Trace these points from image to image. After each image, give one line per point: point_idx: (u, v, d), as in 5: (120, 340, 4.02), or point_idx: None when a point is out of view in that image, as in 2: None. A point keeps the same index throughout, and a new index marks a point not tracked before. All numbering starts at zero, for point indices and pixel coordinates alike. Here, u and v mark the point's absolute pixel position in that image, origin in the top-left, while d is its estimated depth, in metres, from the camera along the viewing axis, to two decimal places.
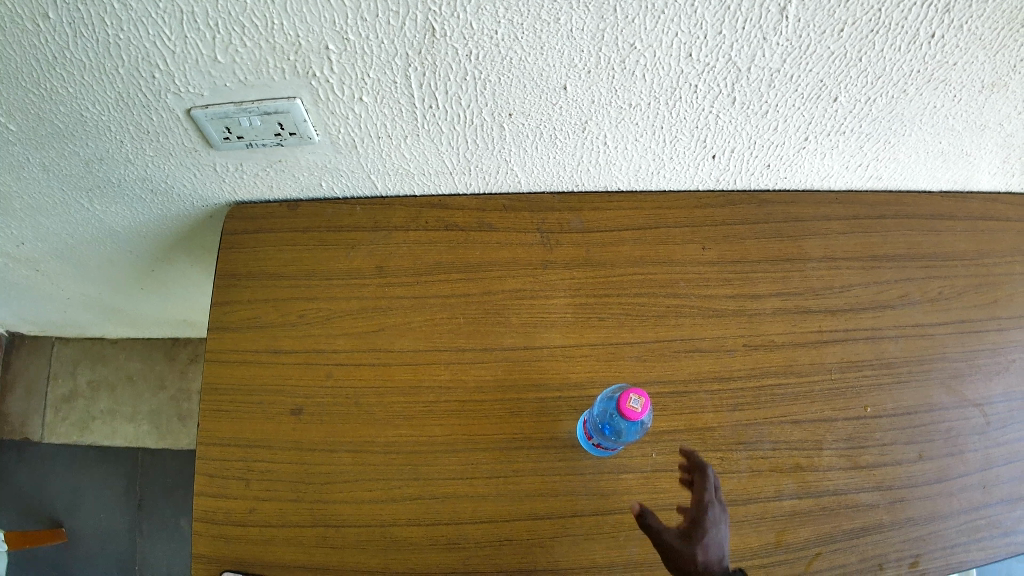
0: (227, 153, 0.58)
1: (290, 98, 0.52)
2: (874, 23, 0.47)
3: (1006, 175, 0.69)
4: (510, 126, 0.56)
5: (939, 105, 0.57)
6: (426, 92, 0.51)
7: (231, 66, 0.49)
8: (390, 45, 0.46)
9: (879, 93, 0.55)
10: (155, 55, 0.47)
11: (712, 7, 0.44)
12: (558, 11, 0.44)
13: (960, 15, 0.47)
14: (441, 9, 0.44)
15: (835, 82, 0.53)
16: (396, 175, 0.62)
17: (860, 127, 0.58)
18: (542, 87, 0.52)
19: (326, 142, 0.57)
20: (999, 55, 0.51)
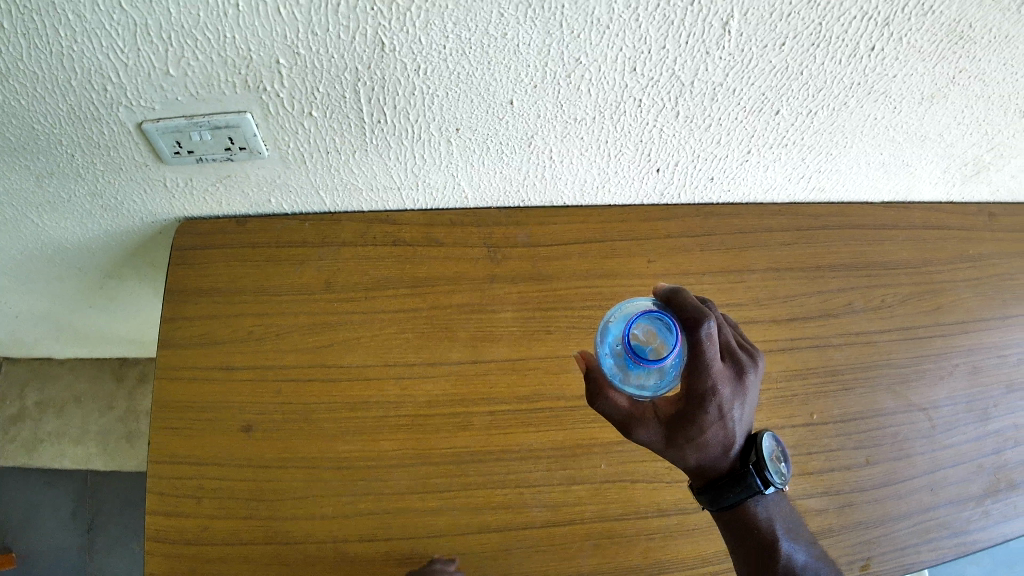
0: (178, 168, 0.58)
1: (240, 112, 0.52)
2: (816, 37, 0.48)
3: (948, 183, 0.71)
4: (457, 141, 0.56)
5: (879, 116, 0.58)
6: (374, 106, 0.51)
7: (183, 79, 0.48)
8: (340, 60, 0.47)
9: (820, 106, 0.56)
10: (107, 67, 0.47)
11: (656, 23, 0.45)
12: (506, 25, 0.45)
13: (898, 29, 0.48)
14: (390, 25, 0.44)
15: (777, 95, 0.54)
16: (345, 190, 0.62)
17: (802, 139, 0.60)
18: (489, 102, 0.52)
19: (275, 156, 0.57)
20: (939, 67, 0.53)
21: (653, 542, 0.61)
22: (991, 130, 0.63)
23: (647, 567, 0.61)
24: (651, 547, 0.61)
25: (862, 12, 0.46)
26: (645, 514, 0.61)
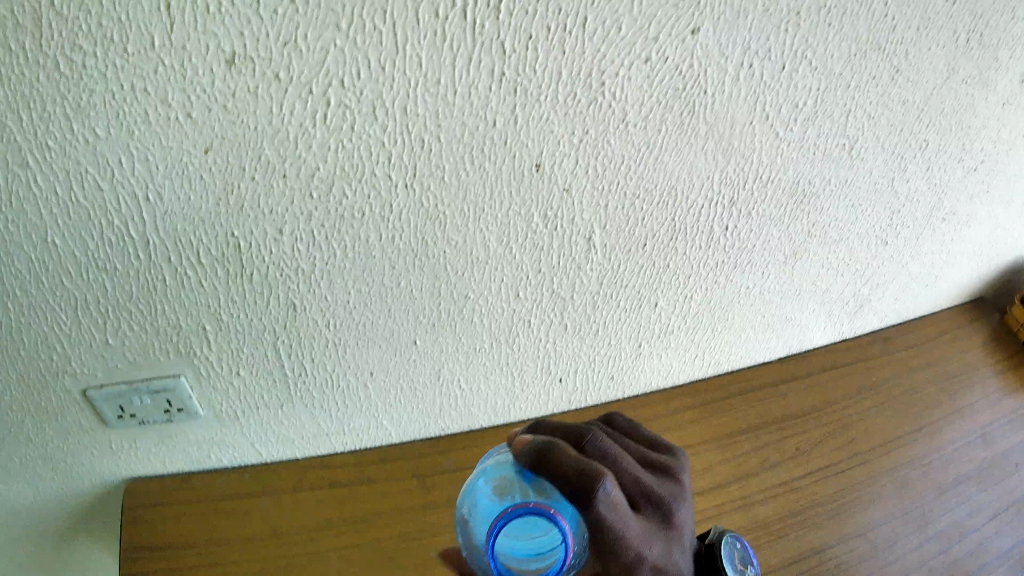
0: (122, 433, 0.66)
1: (176, 376, 0.63)
2: (675, 229, 0.66)
3: (837, 325, 0.87)
4: (374, 384, 0.68)
5: (755, 281, 0.74)
6: (296, 362, 0.65)
7: (120, 347, 0.60)
8: (261, 322, 0.61)
9: (692, 292, 0.71)
10: (51, 338, 0.59)
11: (529, 252, 0.63)
12: (399, 274, 0.61)
13: (744, 202, 0.67)
14: (298, 286, 0.60)
15: (651, 291, 0.70)
16: (279, 443, 0.71)
17: (684, 324, 0.75)
18: (398, 344, 0.66)
19: (210, 415, 0.66)
20: (786, 230, 0.71)
21: None
22: (859, 268, 0.80)
23: None
24: None
25: (707, 200, 0.65)
26: None
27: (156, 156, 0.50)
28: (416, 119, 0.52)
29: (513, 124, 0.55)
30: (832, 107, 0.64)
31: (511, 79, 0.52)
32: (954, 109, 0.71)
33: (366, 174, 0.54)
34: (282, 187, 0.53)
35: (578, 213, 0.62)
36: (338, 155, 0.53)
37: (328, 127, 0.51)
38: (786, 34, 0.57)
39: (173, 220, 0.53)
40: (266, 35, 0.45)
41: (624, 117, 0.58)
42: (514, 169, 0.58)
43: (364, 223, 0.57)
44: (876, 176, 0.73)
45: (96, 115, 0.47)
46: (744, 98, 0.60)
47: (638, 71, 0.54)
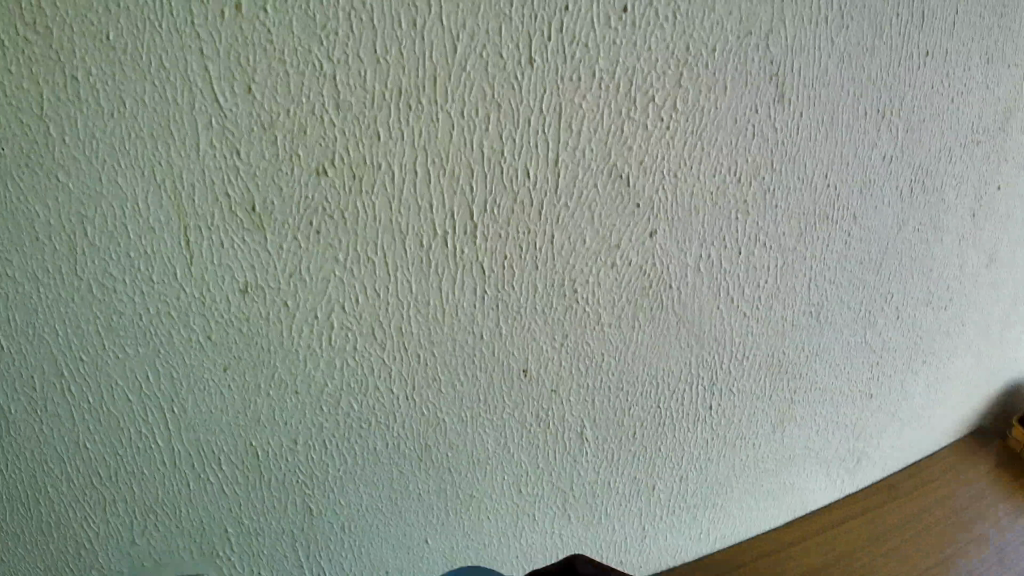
0: None
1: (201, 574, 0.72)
2: (666, 412, 0.79)
3: (836, 483, 0.99)
4: None
5: (749, 451, 0.87)
6: (313, 565, 0.76)
7: (147, 546, 0.69)
8: (278, 524, 0.73)
9: (685, 473, 0.85)
10: (79, 534, 0.67)
11: (524, 448, 0.76)
12: (406, 477, 0.74)
13: (725, 382, 0.80)
14: (314, 493, 0.73)
15: (649, 475, 0.83)
16: None
17: (684, 504, 0.87)
18: (411, 542, 0.78)
19: None
20: (768, 402, 0.85)
21: None
22: (847, 423, 0.94)
23: None
24: None
25: (689, 383, 0.79)
26: None
27: (179, 374, 0.64)
28: (411, 337, 0.67)
29: (498, 337, 0.68)
30: (793, 277, 0.78)
31: (492, 296, 0.66)
32: (909, 258, 0.88)
33: (368, 388, 0.69)
34: (294, 400, 0.68)
35: (566, 412, 0.75)
36: (344, 371, 0.68)
37: (330, 346, 0.67)
38: (739, 219, 0.72)
39: (194, 432, 0.67)
40: (274, 266, 0.62)
41: (600, 318, 0.71)
42: (503, 369, 0.70)
43: (371, 428, 0.71)
44: (849, 336, 0.87)
45: (132, 332, 0.61)
46: (706, 286, 0.74)
47: (608, 275, 0.68)
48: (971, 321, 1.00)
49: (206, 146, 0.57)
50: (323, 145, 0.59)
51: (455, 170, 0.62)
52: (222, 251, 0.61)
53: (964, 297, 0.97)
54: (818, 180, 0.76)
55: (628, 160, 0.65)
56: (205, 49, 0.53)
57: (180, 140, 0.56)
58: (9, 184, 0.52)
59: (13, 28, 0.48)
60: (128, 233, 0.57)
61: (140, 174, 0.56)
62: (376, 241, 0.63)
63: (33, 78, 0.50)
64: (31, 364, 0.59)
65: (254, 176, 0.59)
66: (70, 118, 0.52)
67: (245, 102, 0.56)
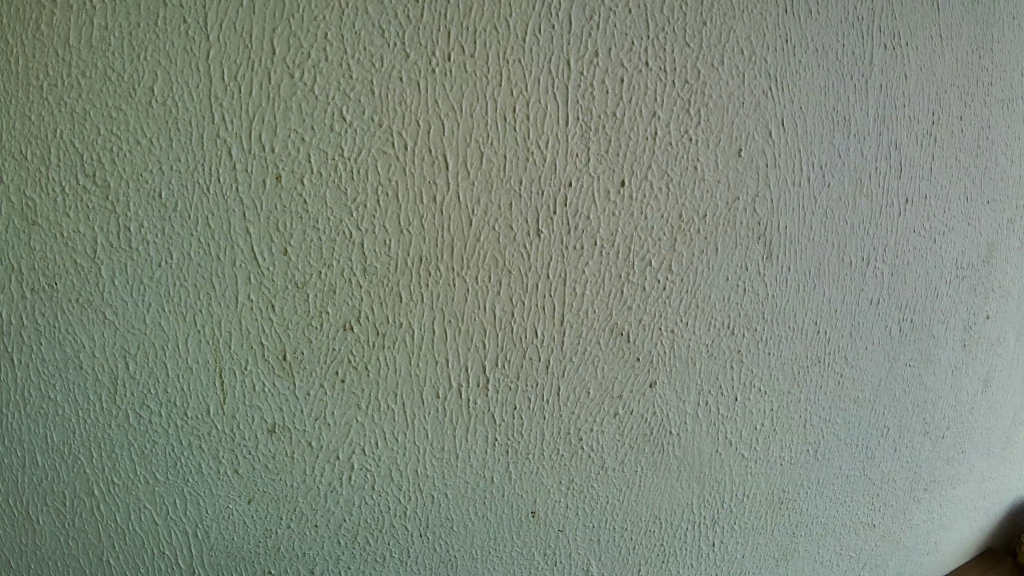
0: None
1: None
2: (669, 549, 0.82)
3: None
4: None
5: None
6: None
7: None
8: None
9: None
10: None
11: None
12: None
13: (726, 520, 0.84)
14: None
15: None
16: None
17: None
18: None
19: None
20: (769, 538, 0.88)
21: None
22: (852, 554, 0.97)
23: None
24: None
25: (692, 522, 0.82)
26: None
27: (205, 503, 0.68)
28: (427, 479, 0.72)
29: (509, 480, 0.74)
30: (788, 417, 0.85)
31: (503, 443, 0.73)
32: (902, 394, 0.94)
33: (384, 524, 0.73)
34: (312, 533, 0.72)
35: (573, 551, 0.79)
36: (361, 510, 0.72)
37: (350, 487, 0.71)
38: (733, 368, 0.80)
39: (217, 557, 0.70)
40: (300, 411, 0.67)
41: (604, 463, 0.76)
42: (514, 511, 0.75)
43: (386, 565, 0.75)
44: (846, 470, 0.92)
45: (165, 459, 0.65)
46: (705, 431, 0.80)
47: (611, 424, 0.75)
48: (968, 448, 1.05)
49: (243, 299, 0.63)
50: (350, 303, 0.65)
51: (469, 328, 0.69)
52: (254, 394, 0.66)
53: (959, 424, 1.02)
54: (808, 327, 0.84)
55: (629, 319, 0.74)
56: (247, 212, 0.60)
57: (220, 294, 0.62)
58: (61, 317, 0.58)
59: (75, 178, 0.56)
60: (166, 370, 0.63)
61: (182, 322, 0.62)
62: (396, 390, 0.69)
63: (90, 224, 0.57)
64: (65, 481, 0.63)
65: (286, 329, 0.65)
66: (122, 263, 0.59)
67: (281, 263, 0.63)
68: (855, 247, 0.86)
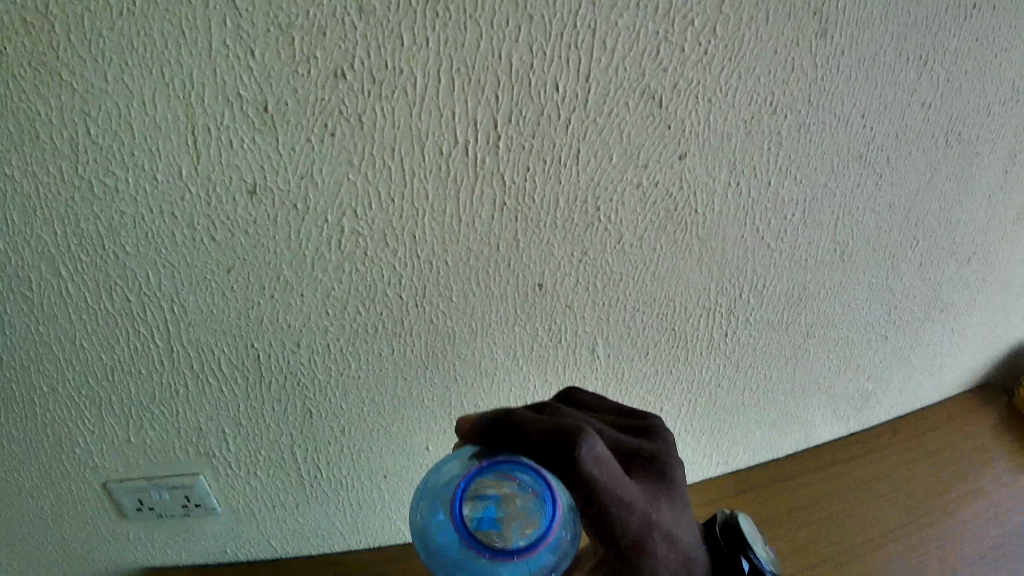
0: (139, 523, 0.74)
1: (194, 475, 0.74)
2: (679, 334, 0.80)
3: (838, 419, 1.01)
4: (387, 482, 0.80)
5: (755, 381, 0.89)
6: (309, 469, 0.76)
7: (142, 442, 0.71)
8: (276, 424, 0.73)
9: (690, 398, 0.87)
10: (77, 432, 0.69)
11: (534, 361, 0.76)
12: (414, 382, 0.73)
13: (739, 312, 0.81)
14: (314, 395, 0.71)
15: (652, 396, 0.85)
16: (291, 538, 0.83)
17: (693, 424, 0.90)
18: (411, 446, 0.78)
19: (227, 511, 0.79)
20: (778, 337, 0.86)
21: None
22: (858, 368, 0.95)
23: None
24: None
25: (704, 311, 0.79)
26: None
27: (180, 276, 0.61)
28: (425, 245, 0.64)
29: (514, 249, 0.67)
30: (818, 215, 0.78)
31: (512, 208, 0.65)
32: (937, 209, 0.87)
33: (378, 294, 0.66)
34: (299, 307, 0.65)
35: (580, 327, 0.75)
36: (353, 279, 0.65)
37: (339, 252, 0.63)
38: (772, 149, 0.71)
39: (196, 333, 0.65)
40: (284, 168, 0.57)
41: (622, 237, 0.70)
42: (518, 284, 0.70)
43: (377, 338, 0.69)
44: (869, 278, 0.87)
45: (136, 230, 0.58)
46: (730, 214, 0.73)
47: (632, 196, 0.68)
48: (990, 279, 0.99)
49: (216, 43, 0.51)
50: (341, 47, 0.53)
51: (480, 79, 0.57)
52: (232, 152, 0.56)
53: (986, 250, 0.96)
54: (856, 121, 0.75)
55: (663, 81, 0.63)
56: None
57: (188, 40, 0.50)
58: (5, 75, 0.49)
59: None
60: (134, 129, 0.53)
61: (147, 71, 0.51)
62: (392, 146, 0.58)
63: None
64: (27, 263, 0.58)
65: (267, 75, 0.53)
66: (72, 11, 0.47)
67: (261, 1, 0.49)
68: (928, 46, 0.73)
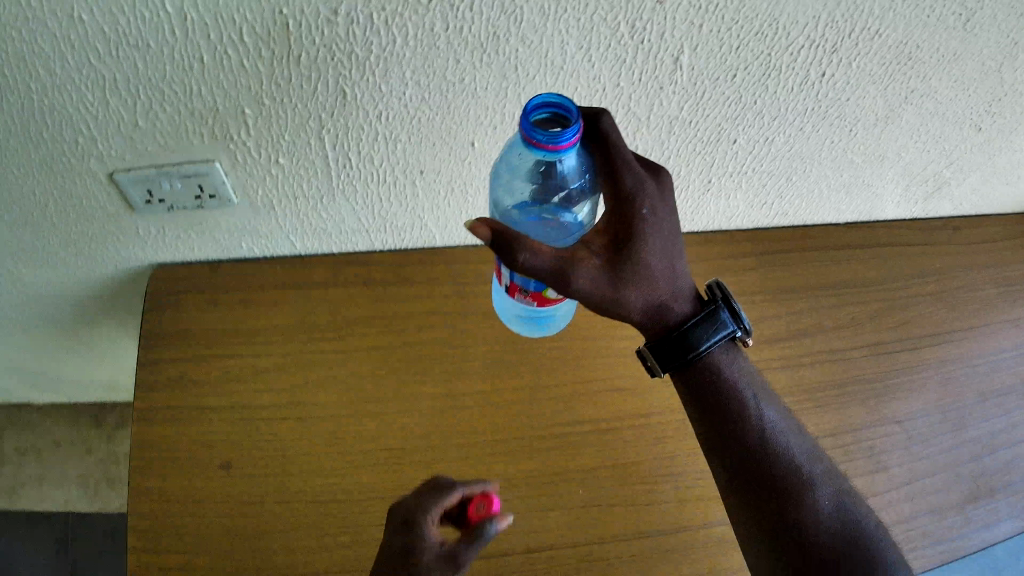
0: (150, 216, 0.62)
1: (209, 161, 0.56)
2: (766, 67, 0.54)
3: (910, 203, 0.75)
4: (422, 182, 0.58)
5: (837, 139, 0.63)
6: (339, 152, 0.56)
7: (152, 129, 0.53)
8: (304, 108, 0.52)
9: (776, 134, 0.61)
10: (78, 119, 0.52)
11: (612, 61, 0.52)
12: (463, 70, 0.51)
13: (846, 53, 0.55)
14: (351, 73, 0.50)
15: (731, 124, 0.59)
16: (314, 235, 0.65)
17: (762, 166, 0.63)
18: (451, 144, 0.56)
19: (245, 203, 0.61)
20: (890, 89, 0.59)
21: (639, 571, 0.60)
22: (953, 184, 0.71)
23: None
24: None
25: (807, 40, 0.53)
26: (630, 543, 0.61)
27: None
28: None
29: None
30: None
31: None
32: None
33: None
34: None
35: (669, 28, 0.50)
36: None
37: None
38: None
39: None
40: None
41: None
42: None
43: (431, 9, 0.46)
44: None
45: None
46: None
47: None
48: None
49: None
50: None
51: None
52: None
53: None
54: None
55: None
56: None
57: None
58: None
59: None
60: None
61: None
62: None
63: None
64: None
65: None
66: None
67: None
68: None
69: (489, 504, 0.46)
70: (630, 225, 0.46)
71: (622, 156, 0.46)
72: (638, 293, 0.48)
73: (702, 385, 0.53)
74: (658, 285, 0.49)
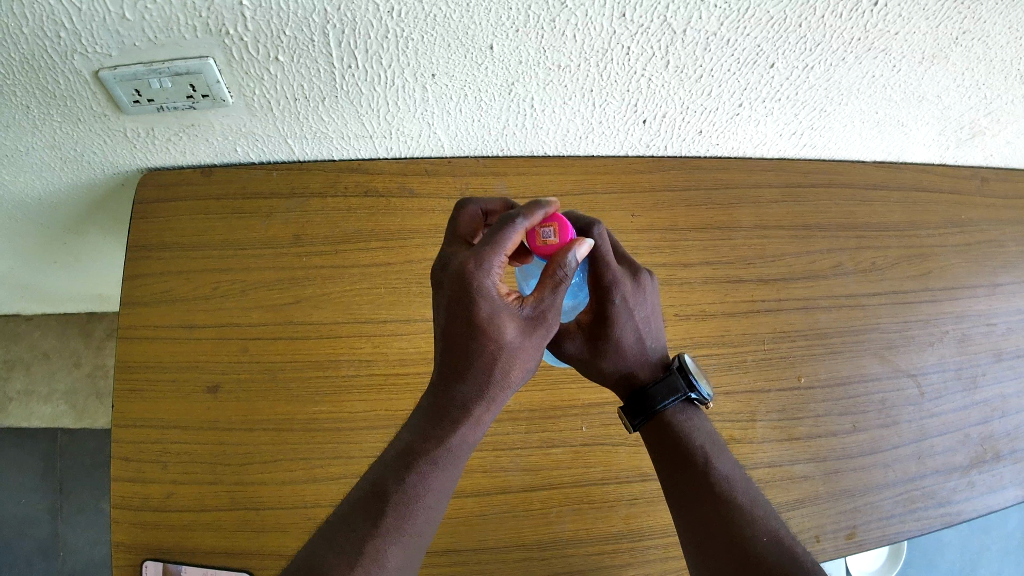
0: (139, 117, 0.54)
1: (202, 57, 0.47)
2: None
3: (941, 146, 0.70)
4: (433, 86, 0.53)
5: (877, 74, 0.56)
6: (345, 51, 0.47)
7: (141, 23, 0.44)
8: (308, 1, 0.42)
9: (817, 61, 0.53)
10: (59, 12, 0.43)
11: None
12: None
13: None
14: None
15: (772, 47, 0.50)
16: (314, 138, 0.60)
17: (796, 95, 0.57)
18: (467, 46, 0.48)
19: (240, 104, 0.54)
20: (942, 27, 0.50)
21: (634, 508, 0.60)
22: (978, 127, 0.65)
23: (626, 535, 0.60)
24: (634, 515, 0.60)
25: None
26: (626, 479, 0.61)
27: None
28: None
29: None
30: None
31: None
32: None
33: None
34: None
35: None
36: None
37: None
38: None
39: None
40: None
41: None
42: None
43: None
44: None
45: None
46: None
47: None
48: None
49: None
50: None
51: None
52: None
53: None
54: None
55: None
56: None
57: None
58: None
59: None
60: None
61: None
62: None
63: None
64: None
65: None
66: None
67: None
68: None
69: (556, 228, 0.46)
70: (604, 312, 0.51)
71: (605, 258, 0.50)
72: (614, 362, 0.53)
73: (666, 441, 0.52)
74: (633, 356, 0.53)
